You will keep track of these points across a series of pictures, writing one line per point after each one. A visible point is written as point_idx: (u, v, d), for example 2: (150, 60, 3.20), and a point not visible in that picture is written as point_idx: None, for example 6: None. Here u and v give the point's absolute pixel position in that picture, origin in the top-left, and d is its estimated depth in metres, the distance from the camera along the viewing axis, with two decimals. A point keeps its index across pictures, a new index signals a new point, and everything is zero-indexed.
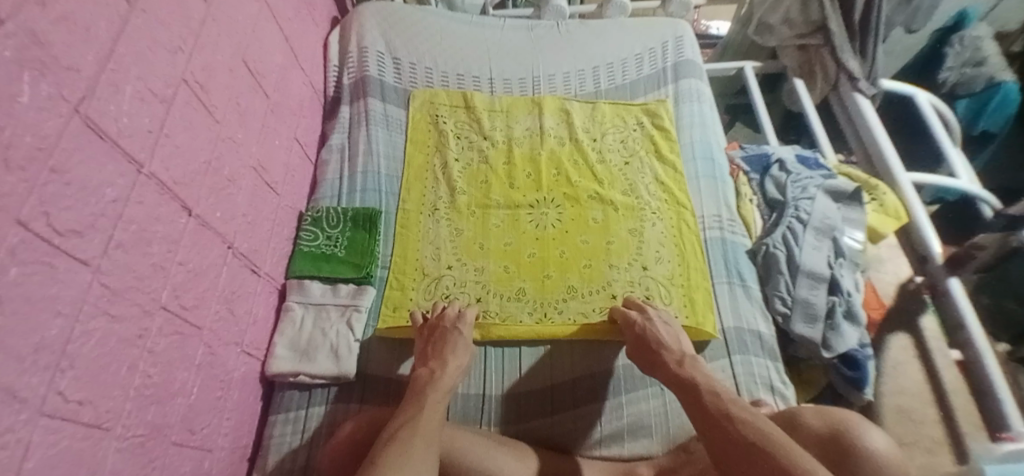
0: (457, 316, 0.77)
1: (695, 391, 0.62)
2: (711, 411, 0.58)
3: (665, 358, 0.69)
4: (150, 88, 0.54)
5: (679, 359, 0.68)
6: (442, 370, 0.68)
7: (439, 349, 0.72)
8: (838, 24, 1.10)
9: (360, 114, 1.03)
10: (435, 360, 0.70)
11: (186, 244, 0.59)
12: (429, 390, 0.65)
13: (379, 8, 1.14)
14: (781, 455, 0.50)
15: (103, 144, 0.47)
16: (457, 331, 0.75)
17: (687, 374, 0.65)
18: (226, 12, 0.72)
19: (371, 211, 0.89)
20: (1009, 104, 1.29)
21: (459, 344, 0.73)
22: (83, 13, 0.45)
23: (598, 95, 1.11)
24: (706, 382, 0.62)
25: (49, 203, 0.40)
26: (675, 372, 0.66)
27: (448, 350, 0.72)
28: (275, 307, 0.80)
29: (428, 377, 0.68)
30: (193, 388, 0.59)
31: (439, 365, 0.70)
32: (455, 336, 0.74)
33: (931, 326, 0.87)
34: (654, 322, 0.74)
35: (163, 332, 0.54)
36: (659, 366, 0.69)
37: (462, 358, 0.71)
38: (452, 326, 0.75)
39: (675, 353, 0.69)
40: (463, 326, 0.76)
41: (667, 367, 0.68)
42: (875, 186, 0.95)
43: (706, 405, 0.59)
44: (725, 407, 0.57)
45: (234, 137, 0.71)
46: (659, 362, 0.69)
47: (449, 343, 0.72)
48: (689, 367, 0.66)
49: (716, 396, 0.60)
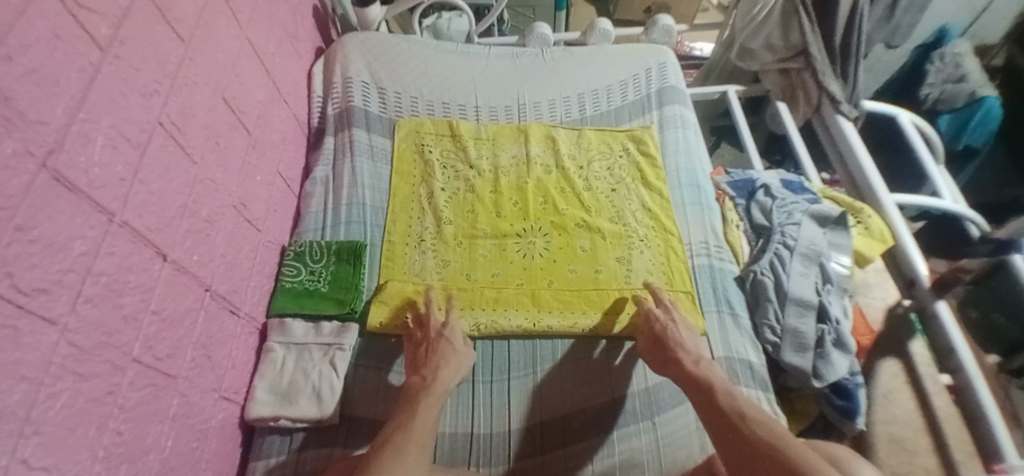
0: (443, 325, 0.78)
1: (711, 391, 0.65)
2: (725, 409, 0.62)
3: (680, 356, 0.71)
4: (124, 134, 0.53)
5: (696, 360, 0.71)
6: (433, 375, 0.70)
7: (428, 356, 0.73)
8: (819, 48, 1.12)
9: (344, 145, 1.02)
10: (426, 367, 0.72)
11: (160, 291, 0.57)
12: (421, 397, 0.67)
13: (363, 38, 1.13)
14: (787, 453, 0.55)
15: (72, 197, 0.46)
16: (445, 339, 0.75)
17: (703, 374, 0.68)
18: (205, 52, 0.71)
19: (355, 244, 0.88)
20: (991, 120, 1.33)
21: (449, 350, 0.74)
22: (52, 67, 0.45)
23: (584, 122, 1.12)
24: (721, 384, 0.66)
25: (14, 262, 0.39)
26: (690, 372, 0.69)
27: (436, 358, 0.73)
28: (256, 348, 0.78)
29: (419, 385, 0.70)
30: (168, 441, 0.57)
31: (429, 372, 0.71)
32: (443, 344, 0.74)
33: (922, 351, 0.86)
34: (676, 322, 0.76)
35: (135, 385, 0.52)
36: (673, 364, 0.72)
37: (453, 365, 0.72)
38: (438, 334, 0.76)
39: (691, 354, 0.72)
40: (454, 337, 0.76)
41: (681, 365, 0.70)
42: (859, 209, 0.96)
43: (720, 404, 0.63)
44: (739, 406, 0.62)
45: (213, 177, 0.70)
46: (674, 360, 0.72)
47: (439, 352, 0.73)
48: (705, 368, 0.69)
49: (731, 396, 0.64)
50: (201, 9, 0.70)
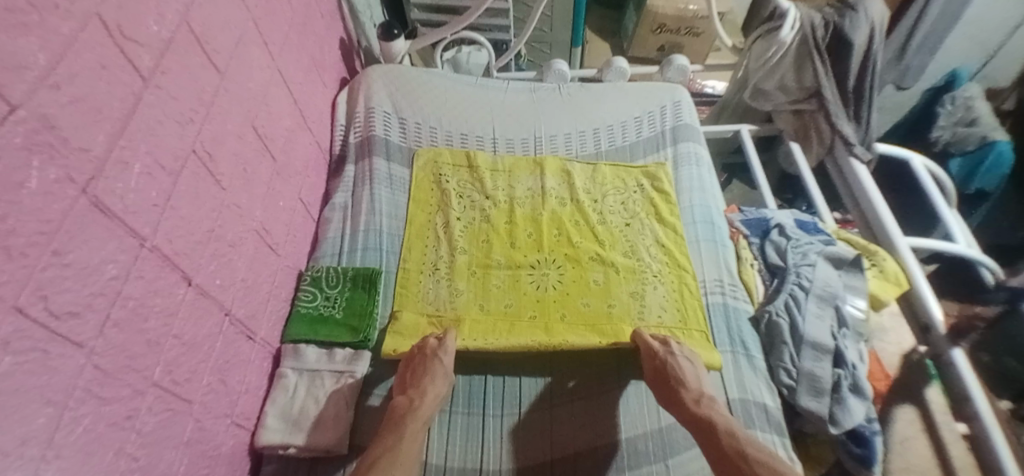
0: (438, 344, 0.79)
1: (714, 433, 0.67)
2: (727, 450, 0.65)
3: (684, 396, 0.72)
4: (160, 162, 0.55)
5: (697, 398, 0.72)
6: (420, 398, 0.72)
7: (417, 377, 0.75)
8: (832, 91, 1.15)
9: (364, 172, 1.05)
10: (413, 388, 0.73)
11: (182, 315, 0.58)
12: (408, 420, 0.69)
13: (387, 68, 1.17)
14: None
15: (107, 221, 0.47)
16: (438, 359, 0.76)
17: (705, 414, 0.70)
18: (238, 81, 0.74)
19: (371, 271, 0.89)
20: (1003, 163, 1.34)
21: (437, 373, 0.75)
22: (96, 96, 0.47)
23: (598, 156, 1.14)
24: (724, 424, 0.68)
25: (48, 286, 0.40)
26: (693, 412, 0.71)
27: (426, 378, 0.74)
28: (268, 373, 0.78)
29: (406, 406, 0.71)
30: (180, 468, 0.57)
31: (417, 393, 0.73)
32: (435, 365, 0.75)
33: (937, 398, 0.84)
34: (676, 356, 0.76)
35: (153, 410, 0.53)
36: (677, 403, 0.73)
37: (439, 386, 0.74)
38: (432, 353, 0.77)
39: (693, 391, 0.73)
40: (443, 355, 0.77)
41: (685, 406, 0.72)
42: (874, 252, 0.96)
43: (724, 446, 0.65)
44: (741, 447, 0.64)
45: (239, 203, 0.72)
46: (678, 400, 0.73)
47: (428, 372, 0.74)
48: (706, 407, 0.71)
49: (732, 436, 0.66)
50: (237, 41, 0.74)
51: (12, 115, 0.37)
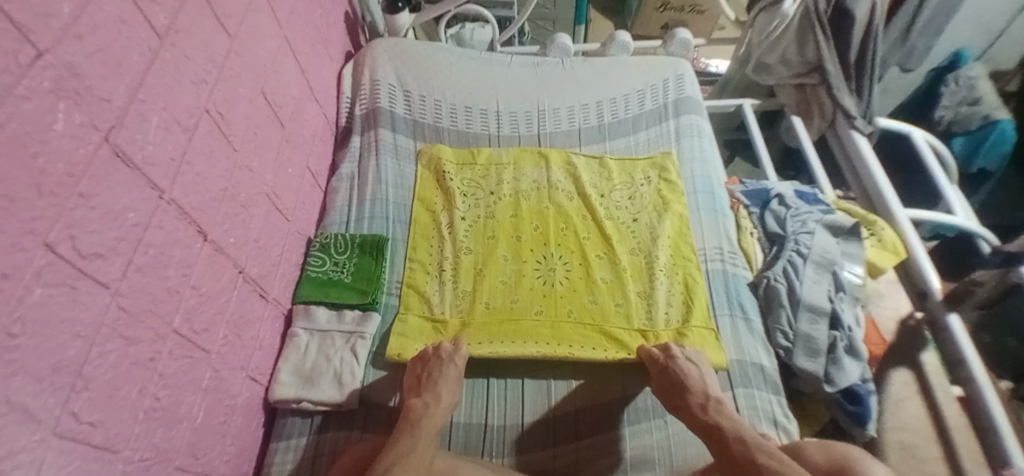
0: (453, 349, 0.77)
1: (723, 441, 0.65)
2: (737, 458, 0.63)
3: (691, 401, 0.71)
4: (175, 118, 0.57)
5: (703, 403, 0.70)
6: (434, 401, 0.70)
7: (431, 380, 0.73)
8: (834, 64, 1.15)
9: (370, 143, 1.07)
10: (428, 391, 0.71)
11: (200, 268, 0.60)
12: (421, 421, 0.67)
13: (390, 44, 1.17)
14: None
15: (129, 172, 0.49)
16: (452, 363, 0.75)
17: (713, 420, 0.68)
18: (249, 47, 0.75)
19: (377, 238, 0.91)
20: (1005, 141, 1.35)
21: (451, 376, 0.74)
22: (118, 48, 0.48)
23: (602, 130, 1.15)
24: (732, 428, 0.66)
25: (76, 227, 0.42)
26: (700, 418, 0.69)
27: (439, 383, 0.73)
28: (280, 333, 0.81)
29: (421, 407, 0.69)
30: (199, 412, 0.60)
31: (431, 397, 0.71)
32: (450, 368, 0.75)
33: (932, 361, 0.86)
34: (678, 360, 0.74)
35: (174, 354, 0.55)
36: (684, 410, 0.71)
37: (452, 391, 0.73)
38: (447, 358, 0.76)
39: (699, 395, 0.71)
40: (458, 358, 0.76)
41: (692, 412, 0.70)
42: (873, 221, 0.97)
43: (734, 452, 0.64)
44: (750, 454, 0.62)
45: (250, 165, 0.74)
46: (685, 406, 0.71)
47: (440, 375, 0.73)
48: (714, 411, 0.69)
49: (742, 441, 0.64)
50: (247, 7, 0.75)
51: (39, 60, 0.39)
